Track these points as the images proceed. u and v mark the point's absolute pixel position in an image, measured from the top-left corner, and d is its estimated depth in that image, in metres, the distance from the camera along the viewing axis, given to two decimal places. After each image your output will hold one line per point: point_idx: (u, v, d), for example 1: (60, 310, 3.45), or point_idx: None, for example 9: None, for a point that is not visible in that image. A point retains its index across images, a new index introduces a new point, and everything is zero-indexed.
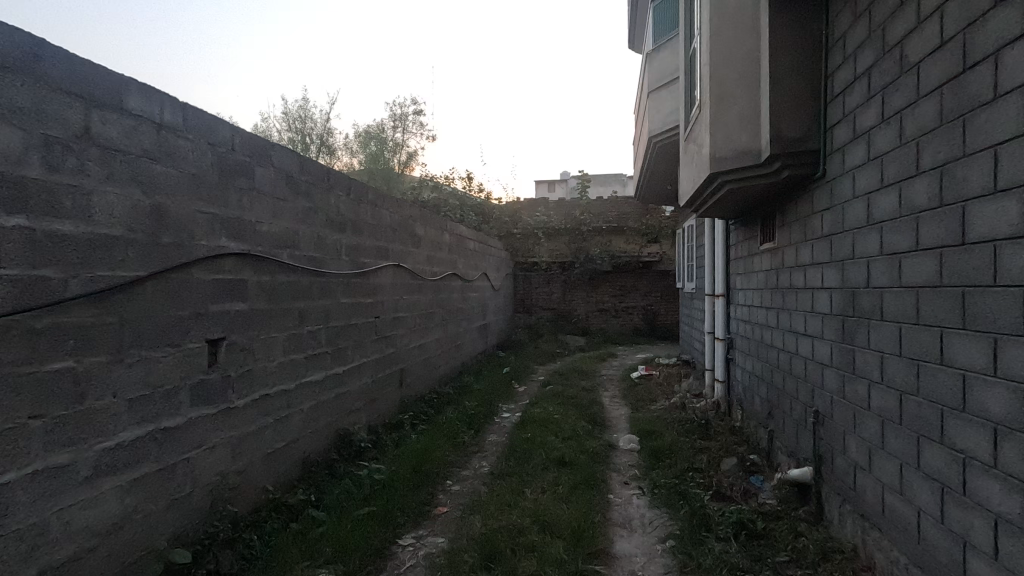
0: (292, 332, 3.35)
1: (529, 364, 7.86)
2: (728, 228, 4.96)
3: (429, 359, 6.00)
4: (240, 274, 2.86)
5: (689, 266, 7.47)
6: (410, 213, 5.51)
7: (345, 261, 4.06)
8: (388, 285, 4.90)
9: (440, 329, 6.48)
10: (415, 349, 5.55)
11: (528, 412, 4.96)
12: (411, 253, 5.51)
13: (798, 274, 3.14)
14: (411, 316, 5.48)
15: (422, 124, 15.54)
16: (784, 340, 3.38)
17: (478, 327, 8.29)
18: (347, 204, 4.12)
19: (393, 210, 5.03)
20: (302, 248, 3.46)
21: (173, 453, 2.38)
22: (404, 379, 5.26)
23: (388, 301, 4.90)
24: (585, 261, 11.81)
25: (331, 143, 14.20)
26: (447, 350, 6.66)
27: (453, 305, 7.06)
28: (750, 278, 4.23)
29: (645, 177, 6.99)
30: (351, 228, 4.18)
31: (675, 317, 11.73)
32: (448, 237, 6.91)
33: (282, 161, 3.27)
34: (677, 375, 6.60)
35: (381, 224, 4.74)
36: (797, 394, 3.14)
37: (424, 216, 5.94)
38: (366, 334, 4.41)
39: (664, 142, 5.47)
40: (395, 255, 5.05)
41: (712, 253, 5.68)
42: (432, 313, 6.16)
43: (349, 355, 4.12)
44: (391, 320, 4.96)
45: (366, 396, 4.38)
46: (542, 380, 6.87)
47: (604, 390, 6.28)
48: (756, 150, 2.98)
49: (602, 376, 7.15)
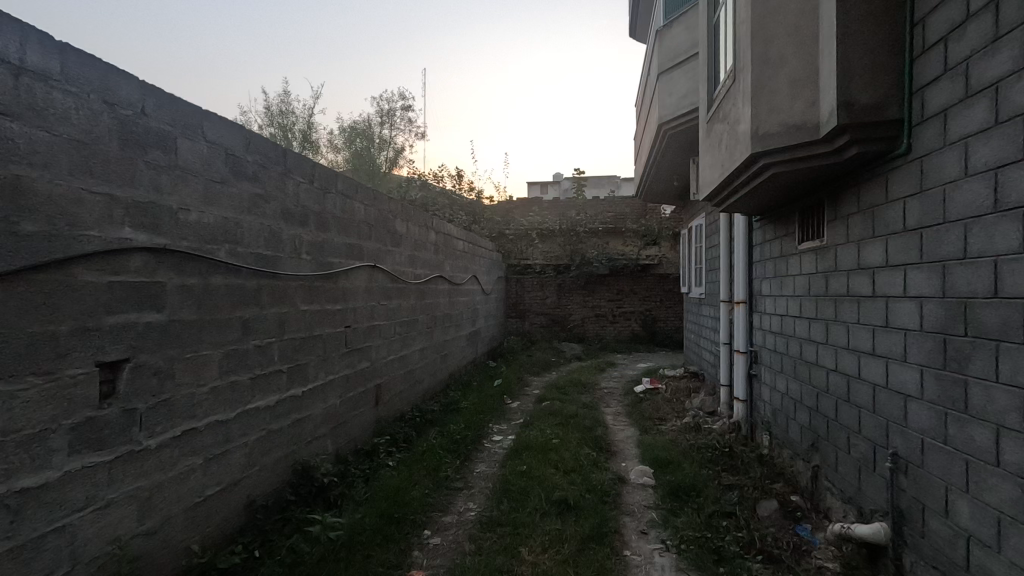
0: (233, 347, 2.71)
1: (523, 375, 7.22)
2: (750, 225, 4.36)
3: (411, 373, 5.36)
4: (156, 275, 2.22)
5: (697, 270, 6.88)
6: (389, 208, 4.85)
7: (306, 261, 3.41)
8: (362, 289, 4.26)
9: (424, 338, 5.84)
10: (394, 362, 4.90)
11: (522, 436, 4.33)
12: (390, 254, 4.87)
13: (859, 278, 2.54)
14: (390, 325, 4.83)
15: (410, 121, 14.91)
16: (838, 359, 2.77)
17: (467, 335, 7.64)
18: (309, 194, 3.47)
19: (368, 203, 4.38)
20: (248, 244, 2.82)
21: (39, 522, 1.73)
22: (381, 396, 4.61)
23: (362, 308, 4.25)
24: (580, 264, 11.20)
25: (314, 139, 13.54)
26: (431, 361, 6.01)
27: (439, 311, 6.42)
28: (782, 284, 3.63)
29: (651, 170, 6.41)
30: (315, 222, 3.53)
31: (675, 323, 11.14)
32: (434, 236, 6.28)
33: (220, 135, 2.62)
34: (687, 390, 5.97)
35: (353, 218, 4.09)
36: (859, 427, 2.53)
37: (406, 211, 5.29)
38: (333, 347, 3.76)
39: (676, 130, 4.88)
40: (370, 255, 4.41)
41: (728, 255, 5.07)
42: (415, 320, 5.52)
43: (312, 373, 3.47)
44: (366, 329, 4.32)
45: (333, 420, 3.73)
46: (537, 394, 6.24)
47: (606, 407, 5.66)
48: (813, 122, 2.38)
49: (602, 390, 6.53)
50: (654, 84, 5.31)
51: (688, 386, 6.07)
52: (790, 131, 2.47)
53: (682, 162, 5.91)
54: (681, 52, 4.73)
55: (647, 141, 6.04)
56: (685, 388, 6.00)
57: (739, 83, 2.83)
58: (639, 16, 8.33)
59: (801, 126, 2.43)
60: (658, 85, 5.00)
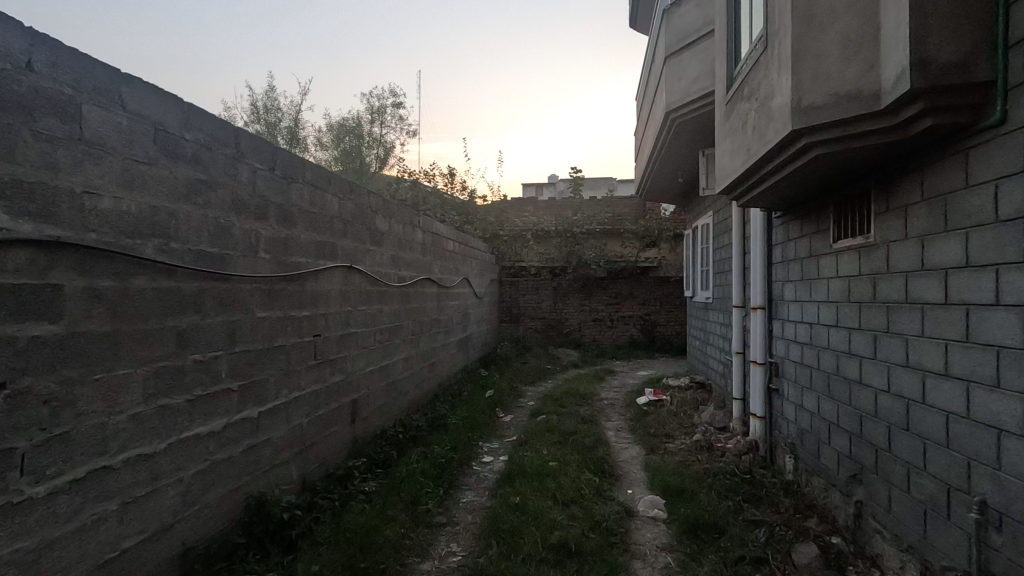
0: (166, 365, 2.24)
1: (517, 385, 6.75)
2: (769, 221, 3.92)
3: (393, 385, 4.88)
4: (49, 276, 1.75)
5: (702, 272, 6.44)
6: (368, 203, 4.38)
7: (264, 261, 2.94)
8: (335, 293, 3.79)
9: (409, 347, 5.37)
10: (373, 373, 4.43)
11: (515, 458, 3.87)
12: (369, 255, 4.39)
13: (922, 281, 2.10)
14: (368, 332, 4.36)
15: (402, 118, 14.44)
16: (890, 378, 2.32)
17: (457, 342, 7.17)
18: (269, 182, 3.00)
19: (342, 196, 3.90)
20: (186, 240, 2.35)
21: None
22: (358, 412, 4.14)
23: (335, 314, 3.78)
24: (577, 266, 10.76)
25: (301, 136, 13.04)
26: (416, 371, 5.54)
27: (426, 316, 5.95)
28: (812, 287, 3.18)
29: (655, 165, 5.97)
30: (276, 216, 3.06)
31: (675, 328, 10.71)
32: (422, 235, 5.81)
33: (146, 105, 2.14)
34: (694, 403, 5.51)
35: (324, 213, 3.62)
36: (923, 463, 2.08)
37: (388, 207, 4.82)
38: (299, 359, 3.29)
39: (686, 117, 4.44)
40: (345, 254, 3.93)
41: (740, 255, 4.64)
42: (398, 327, 5.04)
43: (271, 390, 3.00)
44: (339, 338, 3.84)
45: (298, 444, 3.25)
46: (531, 406, 5.78)
47: (607, 421, 5.21)
48: (874, 89, 1.93)
49: (602, 402, 6.06)
50: (659, 70, 4.88)
51: (694, 397, 5.60)
52: (842, 101, 2.03)
53: (688, 156, 5.47)
54: (692, 31, 4.29)
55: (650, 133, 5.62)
56: (691, 400, 5.55)
57: (774, 50, 2.38)
58: (640, 5, 7.90)
59: (857, 95, 1.98)
60: (666, 69, 4.57)
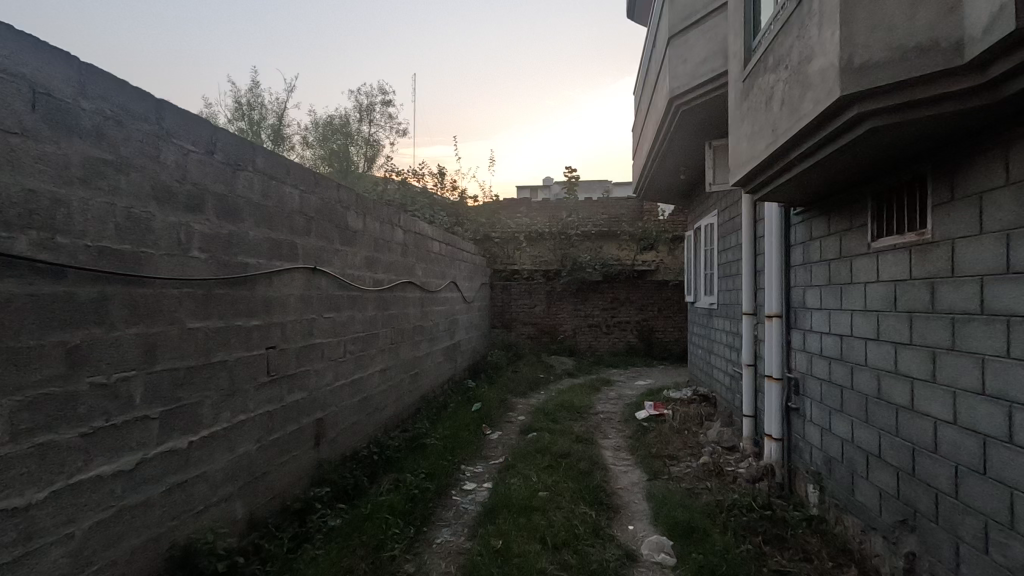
0: (50, 392, 1.77)
1: (507, 397, 6.29)
2: (788, 218, 3.49)
3: (367, 400, 4.41)
4: None
5: (706, 275, 6.00)
6: (338, 197, 3.91)
7: (198, 261, 2.46)
8: (295, 299, 3.32)
9: (387, 357, 4.89)
10: (342, 388, 3.96)
11: (499, 488, 3.41)
12: (338, 256, 3.92)
13: (1005, 289, 1.67)
14: (337, 343, 3.89)
15: (391, 116, 13.98)
16: (957, 407, 1.88)
17: (443, 350, 6.70)
18: (207, 168, 2.53)
19: (305, 188, 3.44)
20: (82, 234, 1.88)
21: None
22: (324, 434, 3.66)
23: (295, 323, 3.31)
24: (571, 270, 10.32)
25: (285, 133, 12.56)
26: (395, 384, 5.06)
27: (408, 323, 5.48)
28: (843, 294, 2.75)
29: (656, 160, 5.53)
30: (217, 208, 2.60)
31: (674, 334, 10.27)
32: (402, 235, 5.34)
33: (18, 60, 1.70)
34: (699, 419, 5.06)
35: (280, 206, 3.15)
36: (1012, 521, 1.64)
37: (362, 203, 4.35)
38: (246, 377, 2.81)
39: (692, 104, 4.01)
40: (308, 255, 3.46)
41: (751, 257, 4.21)
42: (373, 336, 4.57)
43: (208, 416, 2.53)
44: (299, 350, 3.37)
45: (243, 476, 2.78)
46: (521, 422, 5.32)
47: (604, 440, 4.75)
48: (954, 37, 1.49)
49: (598, 417, 5.60)
50: (662, 54, 4.45)
51: (698, 413, 5.15)
52: (910, 56, 1.58)
53: (692, 150, 5.05)
54: (700, 7, 3.87)
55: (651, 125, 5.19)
56: (694, 416, 5.11)
57: (813, 2, 1.95)
58: None
59: (933, 46, 1.54)
60: (670, 51, 4.14)
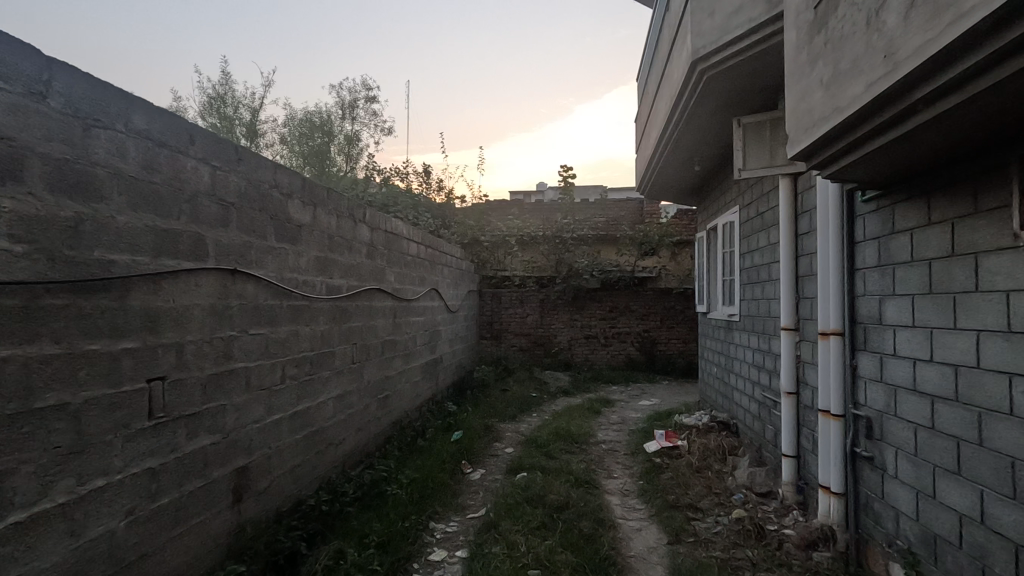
0: None
1: (493, 423, 5.45)
2: (853, 207, 2.69)
3: (317, 436, 3.55)
4: None
5: (724, 282, 5.21)
6: (274, 180, 3.08)
7: (8, 255, 1.64)
8: (202, 310, 2.48)
9: (347, 380, 4.04)
10: (279, 424, 3.11)
11: (475, 566, 2.58)
12: (273, 255, 3.07)
13: None
14: (271, 366, 3.04)
15: (376, 113, 13.16)
16: None
17: (420, 367, 5.86)
18: (32, 118, 1.72)
19: (220, 165, 2.61)
20: None
21: None
22: (248, 486, 2.80)
23: (202, 343, 2.47)
24: (566, 276, 9.51)
25: (260, 129, 11.71)
26: (357, 412, 4.21)
27: (375, 338, 4.64)
28: (956, 306, 1.96)
29: (668, 147, 4.73)
30: (51, 179, 1.77)
31: (677, 347, 9.46)
32: (368, 233, 4.50)
33: None
34: (721, 456, 4.23)
35: (175, 184, 2.31)
36: None
37: (311, 191, 3.52)
38: (109, 423, 1.97)
39: (722, 66, 3.21)
40: (225, 252, 2.63)
41: (791, 259, 3.44)
42: (327, 355, 3.73)
43: (28, 492, 1.68)
44: (210, 379, 2.53)
45: (101, 570, 1.92)
46: (509, 456, 4.48)
47: (608, 481, 3.91)
48: None
49: (599, 449, 4.75)
50: (681, 11, 3.66)
51: (721, 447, 4.33)
52: None
53: (713, 133, 4.28)
54: None
55: (663, 105, 4.43)
56: (716, 451, 4.28)
57: None
58: None
59: None
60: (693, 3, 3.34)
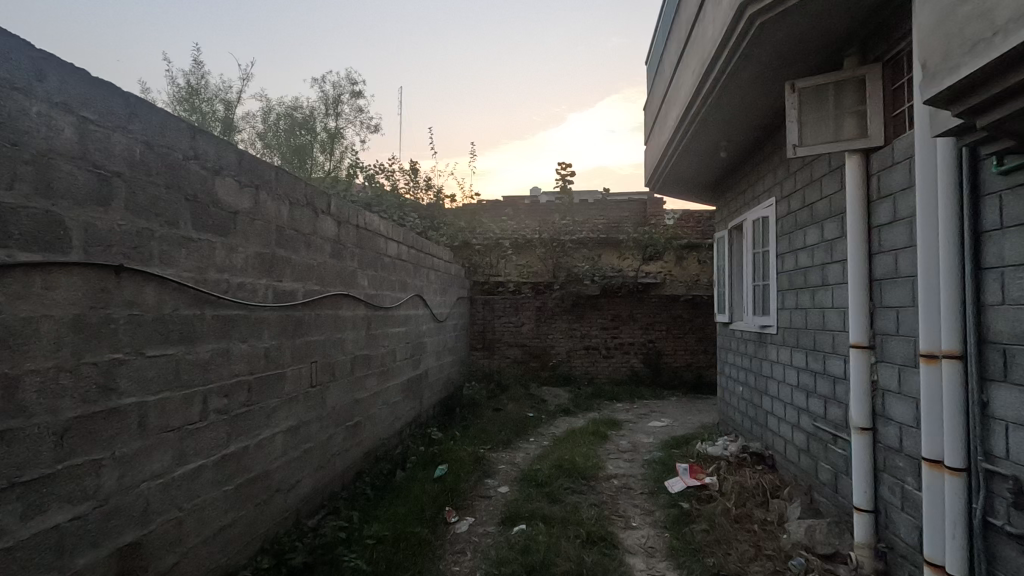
0: None
1: (483, 453, 4.68)
2: (981, 185, 1.97)
3: (257, 484, 2.77)
4: None
5: (755, 287, 4.48)
6: (192, 148, 2.31)
7: None
8: (60, 324, 1.70)
9: (302, 410, 3.27)
10: (199, 476, 2.33)
11: None
12: (190, 247, 2.29)
13: None
14: (186, 399, 2.26)
15: (362, 109, 12.35)
16: None
17: (400, 386, 5.08)
18: None
19: (97, 118, 1.85)
20: None
21: None
22: (144, 568, 2.02)
23: (59, 373, 1.69)
24: (564, 282, 8.77)
25: (236, 122, 10.86)
26: (316, 447, 3.42)
27: (342, 354, 3.86)
28: None
29: (693, 125, 4.01)
30: None
31: (685, 360, 8.71)
32: (333, 227, 3.73)
33: None
34: (762, 499, 3.47)
35: (4, 135, 1.55)
36: None
37: (250, 169, 2.74)
38: None
39: (781, 5, 2.49)
40: (105, 242, 1.86)
41: (864, 258, 2.71)
42: (274, 378, 2.95)
43: None
44: (73, 425, 1.74)
45: None
46: (503, 499, 3.71)
47: (628, 536, 3.14)
48: None
49: (611, 487, 3.99)
50: None
51: (760, 488, 3.57)
52: None
53: (751, 105, 3.57)
54: None
55: (692, 73, 3.71)
56: (755, 494, 3.52)
57: None
58: None
59: None
60: None
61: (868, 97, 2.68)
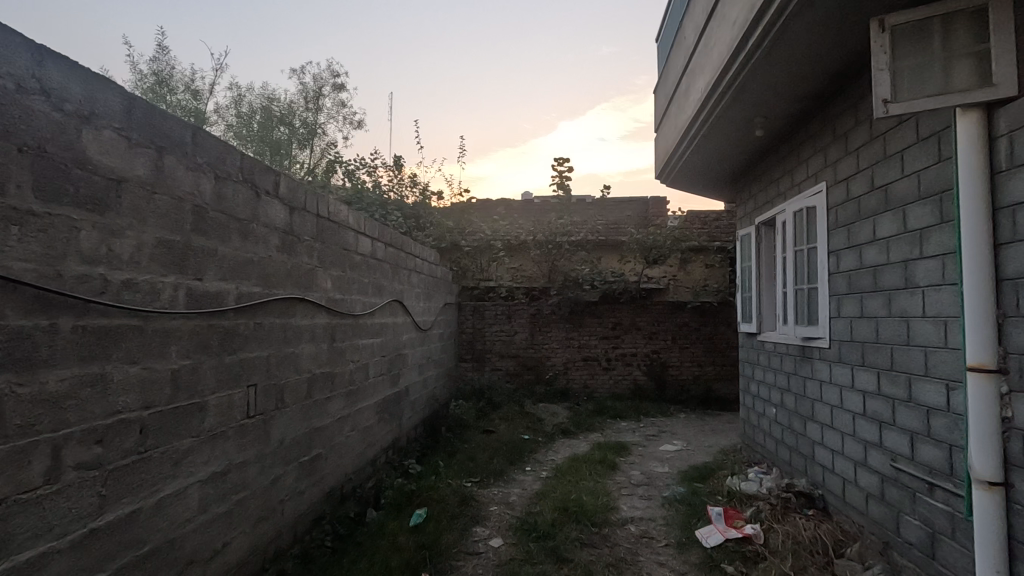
0: None
1: (471, 489, 3.92)
2: None
3: (156, 561, 2.00)
4: None
5: (796, 291, 3.77)
6: (37, 78, 1.56)
7: None
8: None
9: (234, 450, 2.49)
10: (42, 567, 1.56)
11: None
12: (29, 225, 1.53)
13: None
14: (17, 455, 1.49)
15: (346, 103, 11.53)
16: None
17: (374, 407, 4.30)
18: None
19: None
20: None
21: None
22: None
23: None
24: (561, 287, 8.04)
25: (206, 113, 9.98)
26: (254, 496, 2.65)
27: (295, 373, 3.09)
28: None
29: (729, 92, 3.31)
30: None
31: (692, 372, 7.99)
32: (282, 214, 2.97)
33: None
34: (824, 560, 2.73)
35: None
36: None
37: (148, 124, 1.99)
38: None
39: None
40: None
41: (987, 249, 2.00)
42: (188, 411, 2.18)
43: None
44: None
45: None
46: (495, 558, 2.96)
47: None
48: None
49: (628, 536, 3.24)
50: None
51: (820, 543, 2.83)
52: None
53: (808, 61, 2.87)
54: None
55: (733, 26, 3.03)
56: (814, 552, 2.78)
57: None
58: None
59: None
60: None
61: (993, 31, 1.97)
